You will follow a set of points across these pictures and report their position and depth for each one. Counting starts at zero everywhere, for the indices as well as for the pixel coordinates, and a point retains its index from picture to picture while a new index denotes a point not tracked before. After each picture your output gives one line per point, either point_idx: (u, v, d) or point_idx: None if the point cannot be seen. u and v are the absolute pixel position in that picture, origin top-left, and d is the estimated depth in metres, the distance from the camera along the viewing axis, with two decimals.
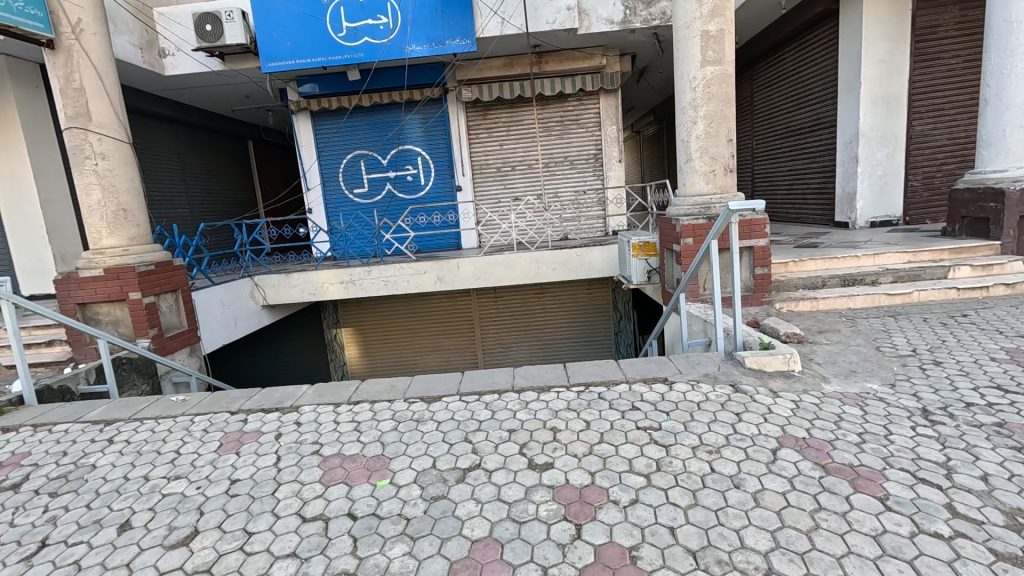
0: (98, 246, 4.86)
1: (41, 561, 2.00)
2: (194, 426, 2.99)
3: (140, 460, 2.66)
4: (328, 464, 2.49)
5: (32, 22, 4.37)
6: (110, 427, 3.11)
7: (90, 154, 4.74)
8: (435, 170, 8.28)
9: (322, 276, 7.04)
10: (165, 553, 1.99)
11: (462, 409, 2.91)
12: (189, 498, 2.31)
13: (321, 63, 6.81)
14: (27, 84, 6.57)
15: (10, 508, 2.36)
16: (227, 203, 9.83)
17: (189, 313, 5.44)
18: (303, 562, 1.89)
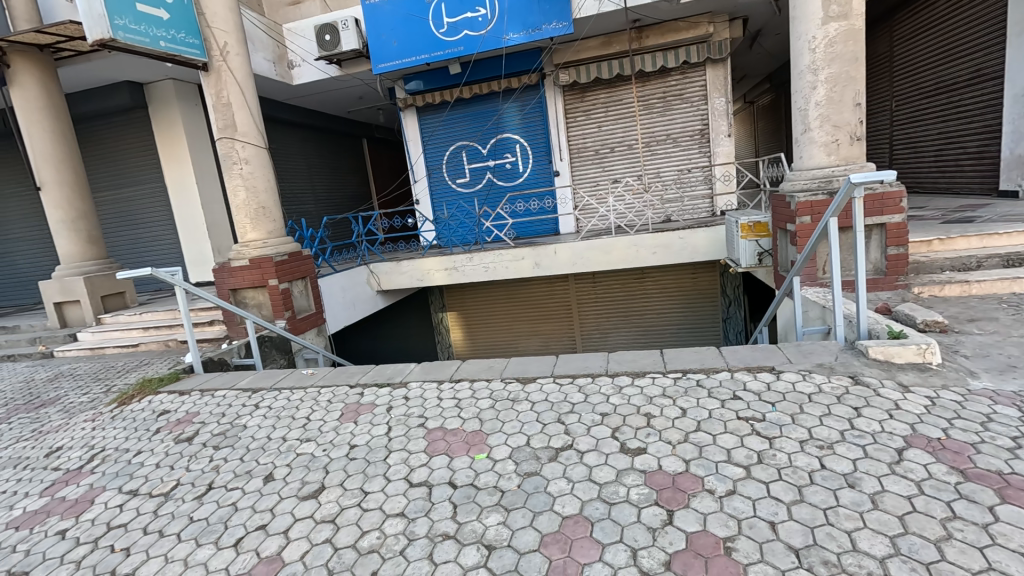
0: (244, 239, 5.64)
1: (209, 500, 2.44)
2: (320, 396, 3.41)
3: (279, 423, 3.10)
4: (432, 436, 2.70)
5: (190, 49, 5.16)
6: (257, 394, 3.65)
7: (237, 159, 5.48)
8: (533, 157, 8.37)
9: (428, 263, 7.49)
10: (299, 503, 2.32)
11: (555, 391, 2.99)
12: (317, 458, 2.66)
13: (424, 60, 7.17)
14: (189, 102, 7.79)
15: (186, 455, 2.89)
16: (346, 197, 10.79)
17: (316, 298, 6.12)
18: (410, 522, 2.10)
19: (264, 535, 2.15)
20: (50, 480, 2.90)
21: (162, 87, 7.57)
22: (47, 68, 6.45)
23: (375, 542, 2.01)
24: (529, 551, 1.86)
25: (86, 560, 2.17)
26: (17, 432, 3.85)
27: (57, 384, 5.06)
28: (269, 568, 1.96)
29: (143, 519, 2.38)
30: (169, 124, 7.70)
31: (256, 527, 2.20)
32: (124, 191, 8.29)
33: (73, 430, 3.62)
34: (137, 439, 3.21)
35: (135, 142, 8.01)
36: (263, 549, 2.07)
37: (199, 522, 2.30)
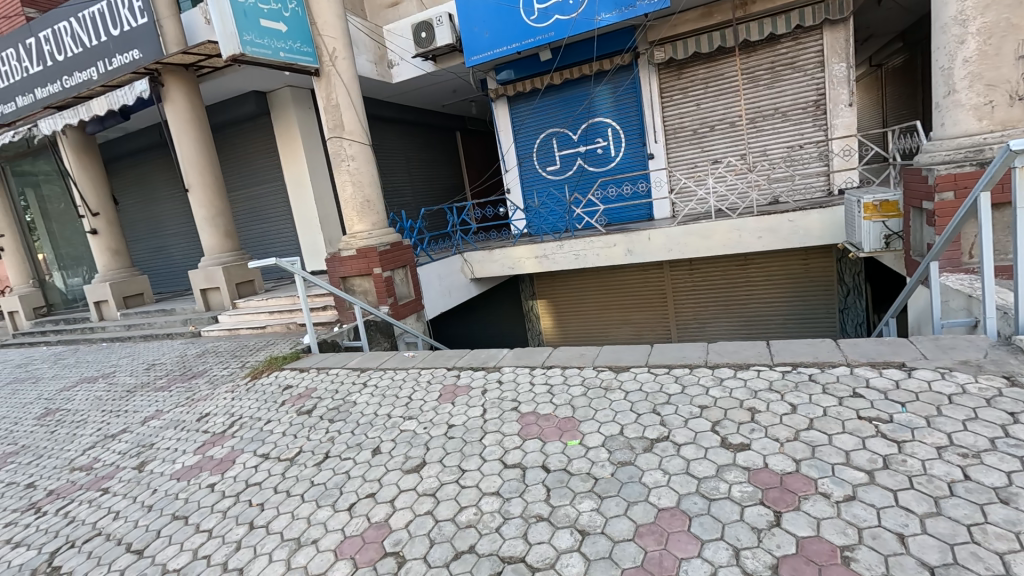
0: (352, 231, 6.10)
1: (326, 467, 2.70)
2: (421, 377, 3.62)
3: (385, 401, 3.34)
4: (525, 420, 2.76)
5: (304, 57, 5.64)
6: (364, 372, 3.97)
7: (345, 157, 5.92)
8: (626, 140, 8.12)
9: (519, 252, 7.60)
10: (403, 476, 2.49)
11: (650, 381, 2.91)
12: (419, 435, 2.83)
13: (515, 49, 7.22)
14: (303, 106, 8.53)
15: (306, 426, 3.22)
16: (441, 189, 11.24)
17: (415, 285, 6.46)
18: (505, 501, 2.17)
19: (373, 502, 2.34)
20: (200, 441, 3.39)
21: (281, 93, 8.36)
22: (191, 84, 7.40)
23: (472, 518, 2.11)
24: (623, 540, 1.84)
25: (230, 511, 2.50)
26: (176, 398, 4.53)
27: (204, 359, 5.88)
28: (378, 532, 2.14)
29: (274, 479, 2.70)
30: (287, 128, 8.51)
31: (366, 495, 2.40)
32: (251, 191, 9.31)
33: (217, 399, 4.19)
34: (266, 410, 3.63)
35: (260, 145, 8.95)
36: (372, 515, 2.26)
37: (319, 486, 2.55)
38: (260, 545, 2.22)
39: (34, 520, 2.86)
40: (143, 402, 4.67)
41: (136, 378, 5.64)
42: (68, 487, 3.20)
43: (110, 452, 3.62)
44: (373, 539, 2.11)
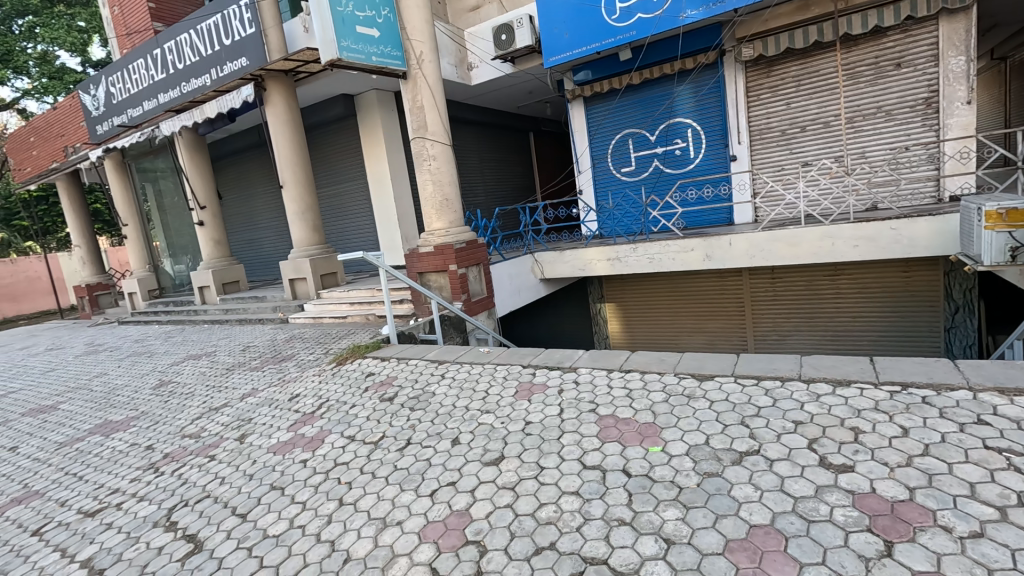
0: (430, 228, 6.31)
1: (409, 453, 2.81)
2: (497, 373, 3.68)
3: (463, 394, 3.43)
4: (604, 423, 2.73)
5: (394, 61, 5.92)
6: (442, 364, 4.10)
7: (427, 156, 6.13)
8: (707, 141, 7.81)
9: (591, 253, 7.53)
10: (482, 468, 2.54)
11: (738, 392, 2.77)
12: (497, 429, 2.88)
13: (595, 49, 7.17)
14: (388, 108, 8.93)
15: (389, 412, 3.37)
16: (514, 189, 11.36)
17: (488, 283, 6.57)
18: (585, 502, 2.16)
19: (454, 491, 2.41)
20: (293, 419, 3.65)
21: (368, 96, 8.80)
22: (289, 88, 7.95)
23: (552, 515, 2.12)
24: (712, 554, 1.77)
25: (321, 486, 2.67)
26: (270, 378, 4.91)
27: (292, 344, 6.32)
28: (459, 520, 2.20)
29: (360, 460, 2.84)
30: (372, 129, 8.93)
31: (447, 483, 2.47)
32: (337, 188, 9.88)
33: (306, 381, 4.49)
34: (351, 394, 3.84)
35: (346, 145, 9.47)
36: (453, 503, 2.32)
37: (402, 470, 2.66)
38: (349, 520, 2.35)
39: (154, 478, 3.21)
40: (241, 380, 5.11)
41: (234, 358, 6.16)
42: (181, 451, 3.56)
43: (214, 423, 3.98)
44: (455, 526, 2.17)
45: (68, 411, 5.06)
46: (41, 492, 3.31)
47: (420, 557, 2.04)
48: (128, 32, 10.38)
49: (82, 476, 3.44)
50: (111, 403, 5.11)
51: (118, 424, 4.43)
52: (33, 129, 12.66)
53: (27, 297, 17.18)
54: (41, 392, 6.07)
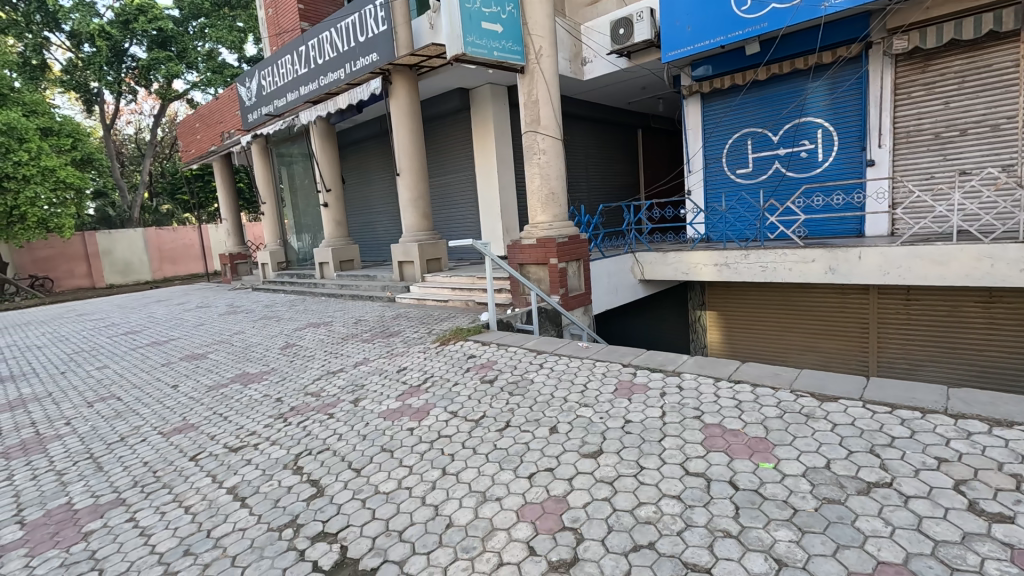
0: (534, 221, 6.37)
1: (508, 434, 2.92)
2: (596, 368, 3.69)
3: (561, 385, 3.47)
4: (709, 431, 2.63)
5: (513, 56, 6.06)
6: (541, 354, 4.19)
7: (538, 150, 6.20)
8: (840, 143, 7.10)
9: (697, 257, 7.20)
10: (580, 459, 2.57)
11: (866, 418, 2.53)
12: (595, 423, 2.89)
13: (719, 43, 6.80)
14: (500, 102, 9.16)
15: (489, 394, 3.51)
16: (617, 187, 11.16)
17: (587, 279, 6.53)
18: (687, 507, 2.10)
19: (552, 476, 2.46)
20: (401, 389, 3.93)
21: (483, 90, 9.09)
22: (412, 82, 8.44)
23: (652, 515, 2.09)
24: None
25: (425, 454, 2.85)
26: (380, 350, 5.33)
27: (398, 321, 6.78)
28: (557, 505, 2.25)
29: (461, 435, 3.00)
30: (484, 121, 9.20)
31: (545, 468, 2.53)
32: (446, 178, 10.35)
33: (413, 356, 4.82)
34: (455, 373, 4.06)
35: (458, 137, 9.87)
36: (552, 488, 2.37)
37: (501, 450, 2.76)
38: (451, 490, 2.49)
39: (283, 426, 3.63)
40: (354, 349, 5.59)
41: (348, 329, 6.75)
42: (305, 406, 3.98)
43: (332, 385, 4.41)
44: (553, 510, 2.22)
45: (215, 360, 5.87)
46: (195, 425, 3.88)
47: (518, 534, 2.12)
48: (279, 32, 11.65)
49: (226, 416, 3.98)
50: (247, 357, 5.85)
51: (255, 375, 5.07)
52: (198, 116, 14.63)
53: (183, 261, 20.05)
54: (194, 341, 7.09)
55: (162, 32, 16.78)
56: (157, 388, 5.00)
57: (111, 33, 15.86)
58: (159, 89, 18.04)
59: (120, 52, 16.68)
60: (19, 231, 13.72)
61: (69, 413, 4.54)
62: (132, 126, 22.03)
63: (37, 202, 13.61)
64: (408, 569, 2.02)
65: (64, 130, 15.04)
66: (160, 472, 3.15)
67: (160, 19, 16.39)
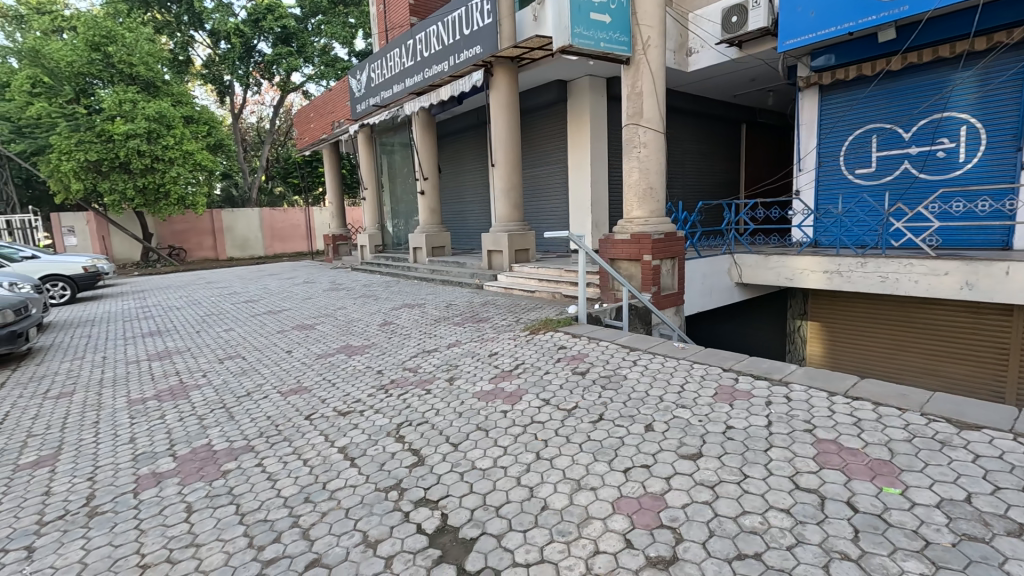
0: (629, 216, 6.22)
1: (601, 427, 2.92)
2: (693, 370, 3.57)
3: (656, 384, 3.41)
4: (823, 447, 2.47)
5: (620, 47, 5.93)
6: (634, 351, 4.12)
7: (638, 144, 6.03)
8: (988, 141, 6.24)
9: (804, 263, 6.70)
10: (678, 460, 2.51)
11: (1017, 453, 2.25)
12: (693, 426, 2.81)
13: (848, 29, 6.21)
14: (598, 94, 9.03)
15: (581, 385, 3.54)
16: (716, 185, 10.63)
17: (680, 279, 6.31)
18: (798, 523, 1.99)
19: (649, 473, 2.43)
20: (493, 372, 4.06)
21: (581, 81, 9.01)
22: (513, 75, 8.55)
23: (758, 526, 2.01)
24: None
25: (519, 437, 2.94)
26: (471, 334, 5.52)
27: (487, 308, 6.98)
28: (654, 502, 2.23)
29: (554, 423, 3.05)
30: (580, 113, 9.12)
31: (641, 464, 2.51)
32: (539, 170, 10.42)
33: (504, 342, 4.94)
34: (545, 361, 4.12)
35: (553, 130, 9.88)
36: (648, 485, 2.35)
37: (595, 442, 2.78)
38: (545, 474, 2.54)
39: (385, 396, 3.89)
40: (446, 331, 5.84)
41: (440, 312, 7.05)
42: (403, 380, 4.24)
43: (428, 363, 4.65)
44: (650, 507, 2.20)
45: (322, 331, 6.40)
46: (309, 388, 4.27)
47: (614, 525, 2.12)
48: (388, 27, 12.29)
49: (334, 383, 4.34)
50: (349, 331, 6.31)
51: (357, 348, 5.46)
52: (312, 107, 15.81)
53: (291, 240, 21.89)
54: (302, 313, 7.76)
55: (285, 29, 18.32)
56: (275, 352, 5.56)
57: (243, 31, 17.59)
58: (280, 81, 19.74)
59: (249, 48, 18.45)
60: (163, 207, 15.65)
61: (204, 367, 5.18)
62: (255, 116, 24.35)
63: (178, 181, 15.39)
64: (506, 544, 2.09)
65: (202, 119, 16.83)
66: (281, 426, 3.51)
67: (284, 17, 17.88)
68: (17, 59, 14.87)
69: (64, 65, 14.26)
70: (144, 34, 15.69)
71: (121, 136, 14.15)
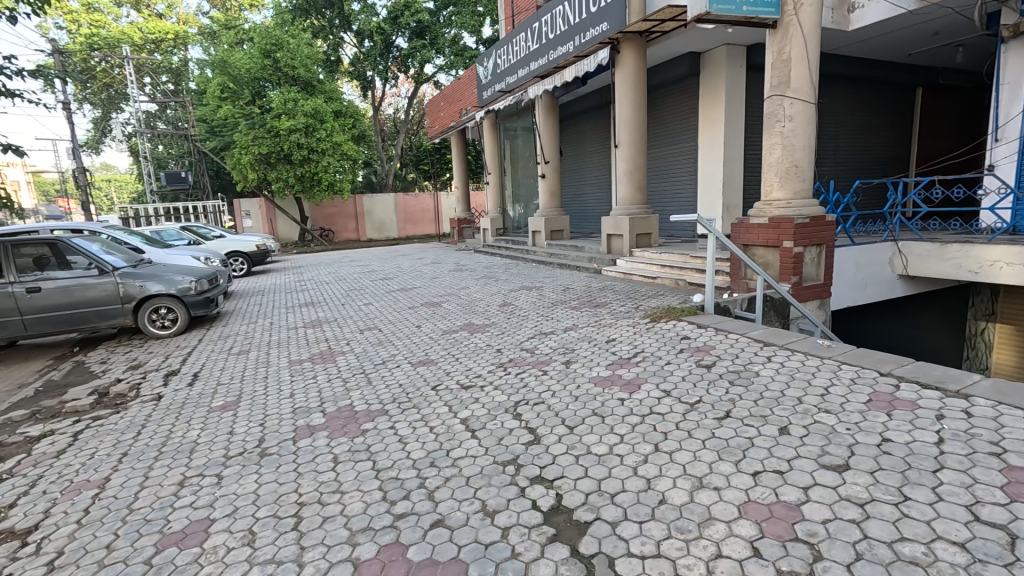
0: (768, 198, 5.64)
1: (727, 425, 2.73)
2: (842, 371, 3.18)
3: (794, 384, 3.10)
4: (1015, 476, 2.05)
5: (767, 9, 5.28)
6: (769, 347, 3.77)
7: (782, 117, 5.41)
8: None
9: (996, 254, 5.55)
10: (819, 469, 2.26)
11: None
12: (839, 434, 2.50)
13: None
14: (737, 64, 8.24)
15: (706, 378, 3.34)
16: (878, 161, 9.20)
17: (828, 268, 5.59)
18: (976, 561, 1.69)
19: (783, 481, 2.22)
20: (611, 359, 4.00)
21: (717, 51, 8.29)
22: (641, 50, 8.15)
23: (920, 556, 1.73)
24: None
25: (637, 427, 2.86)
26: (588, 319, 5.48)
27: (605, 293, 6.86)
28: (788, 513, 2.03)
29: (675, 416, 2.92)
30: (715, 86, 8.41)
31: (773, 470, 2.30)
32: (666, 150, 9.89)
33: (623, 329, 4.83)
34: (667, 351, 3.95)
35: (683, 106, 9.27)
36: (782, 493, 2.15)
37: (720, 440, 2.61)
38: (664, 467, 2.45)
39: (504, 374, 4.05)
40: (564, 314, 5.86)
41: (558, 295, 7.10)
42: (522, 359, 4.36)
43: (545, 344, 4.72)
44: (783, 516, 2.01)
45: (448, 309, 6.82)
46: (435, 361, 4.59)
47: (740, 531, 1.98)
48: (514, 12, 12.44)
49: (458, 357, 4.62)
50: (472, 310, 6.63)
51: (479, 327, 5.72)
52: (443, 96, 16.65)
53: (421, 223, 23.45)
54: (430, 292, 8.31)
55: (420, 23, 19.40)
56: (406, 326, 6.06)
57: (384, 29, 19.03)
58: (414, 74, 21.06)
59: (389, 44, 19.88)
60: (317, 192, 17.68)
61: (348, 336, 5.82)
62: (392, 107, 26.33)
63: (328, 169, 17.27)
64: (621, 532, 2.06)
65: (348, 112, 18.66)
66: (411, 394, 3.82)
67: (419, 12, 18.93)
68: (211, 70, 17.71)
69: (244, 72, 16.68)
70: (304, 39, 17.73)
71: (286, 131, 16.29)
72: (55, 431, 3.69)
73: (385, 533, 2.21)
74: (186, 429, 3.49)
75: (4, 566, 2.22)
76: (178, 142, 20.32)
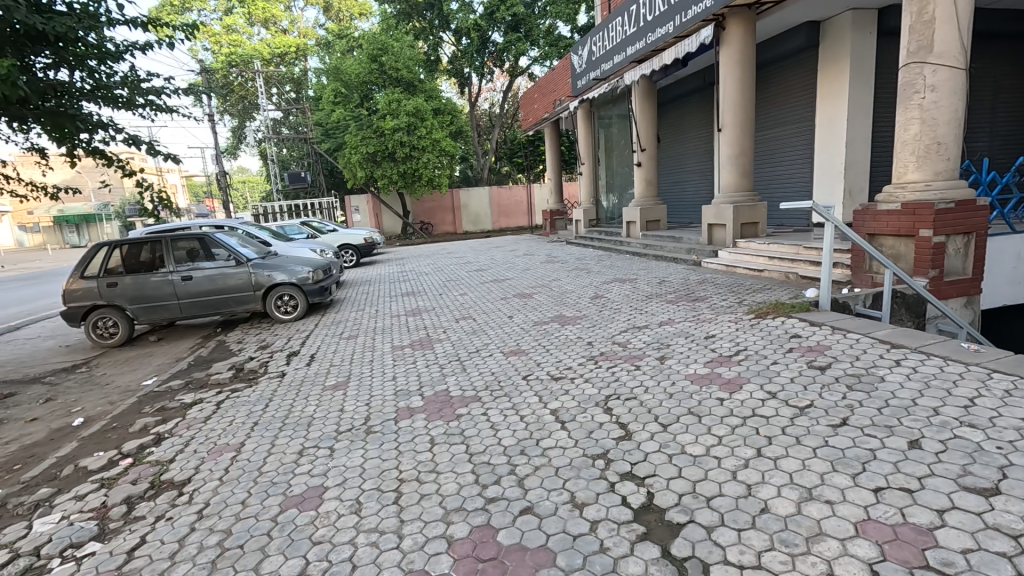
0: (901, 180, 4.97)
1: (843, 433, 2.47)
2: (993, 381, 2.73)
3: (928, 392, 2.73)
4: None
5: None
6: (897, 349, 3.34)
7: (921, 87, 4.72)
8: None
9: None
10: (959, 491, 1.98)
11: None
12: (987, 453, 2.16)
13: None
14: (865, 30, 7.33)
15: (820, 382, 3.04)
16: None
17: (977, 261, 4.83)
18: None
19: (912, 500, 1.97)
20: (709, 356, 3.79)
21: (840, 19, 7.44)
22: (750, 24, 7.54)
23: None
24: None
25: (737, 429, 2.70)
26: (685, 313, 5.24)
27: (704, 287, 6.49)
28: (917, 537, 1.80)
29: (781, 420, 2.70)
30: (837, 57, 7.56)
31: (899, 487, 2.05)
32: (777, 131, 9.10)
33: (724, 324, 4.56)
34: (773, 350, 3.66)
35: (799, 82, 8.45)
36: (910, 514, 1.91)
37: (835, 449, 2.37)
38: (768, 474, 2.29)
39: (594, 367, 4.01)
40: (659, 308, 5.65)
41: (652, 287, 6.86)
42: (613, 353, 4.28)
43: (638, 338, 4.59)
44: (910, 540, 1.79)
45: (539, 300, 6.88)
46: (527, 351, 4.66)
47: (856, 550, 1.79)
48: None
49: (549, 348, 4.65)
50: (563, 302, 6.63)
51: (570, 318, 5.70)
52: (536, 89, 16.68)
53: (515, 215, 23.78)
54: (522, 283, 8.42)
55: (516, 16, 19.49)
56: (499, 316, 6.22)
57: (481, 25, 19.42)
58: (509, 67, 21.33)
59: (485, 40, 20.26)
60: (418, 187, 18.62)
61: (444, 324, 6.11)
62: (488, 102, 26.87)
63: (428, 165, 18.10)
64: (717, 538, 1.96)
65: (446, 110, 19.40)
66: (502, 383, 3.92)
67: (515, 5, 19.08)
68: (326, 77, 19.27)
69: (354, 77, 17.95)
70: (407, 42, 18.68)
71: (390, 130, 17.31)
72: (203, 399, 4.29)
73: (477, 515, 2.30)
74: (304, 405, 3.88)
75: (166, 510, 2.64)
76: (299, 145, 22.43)
